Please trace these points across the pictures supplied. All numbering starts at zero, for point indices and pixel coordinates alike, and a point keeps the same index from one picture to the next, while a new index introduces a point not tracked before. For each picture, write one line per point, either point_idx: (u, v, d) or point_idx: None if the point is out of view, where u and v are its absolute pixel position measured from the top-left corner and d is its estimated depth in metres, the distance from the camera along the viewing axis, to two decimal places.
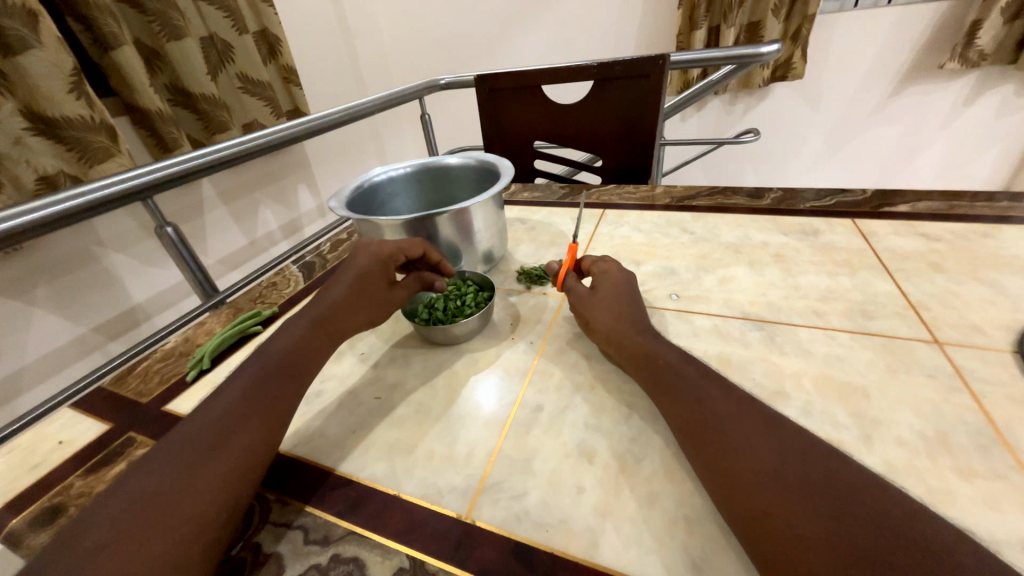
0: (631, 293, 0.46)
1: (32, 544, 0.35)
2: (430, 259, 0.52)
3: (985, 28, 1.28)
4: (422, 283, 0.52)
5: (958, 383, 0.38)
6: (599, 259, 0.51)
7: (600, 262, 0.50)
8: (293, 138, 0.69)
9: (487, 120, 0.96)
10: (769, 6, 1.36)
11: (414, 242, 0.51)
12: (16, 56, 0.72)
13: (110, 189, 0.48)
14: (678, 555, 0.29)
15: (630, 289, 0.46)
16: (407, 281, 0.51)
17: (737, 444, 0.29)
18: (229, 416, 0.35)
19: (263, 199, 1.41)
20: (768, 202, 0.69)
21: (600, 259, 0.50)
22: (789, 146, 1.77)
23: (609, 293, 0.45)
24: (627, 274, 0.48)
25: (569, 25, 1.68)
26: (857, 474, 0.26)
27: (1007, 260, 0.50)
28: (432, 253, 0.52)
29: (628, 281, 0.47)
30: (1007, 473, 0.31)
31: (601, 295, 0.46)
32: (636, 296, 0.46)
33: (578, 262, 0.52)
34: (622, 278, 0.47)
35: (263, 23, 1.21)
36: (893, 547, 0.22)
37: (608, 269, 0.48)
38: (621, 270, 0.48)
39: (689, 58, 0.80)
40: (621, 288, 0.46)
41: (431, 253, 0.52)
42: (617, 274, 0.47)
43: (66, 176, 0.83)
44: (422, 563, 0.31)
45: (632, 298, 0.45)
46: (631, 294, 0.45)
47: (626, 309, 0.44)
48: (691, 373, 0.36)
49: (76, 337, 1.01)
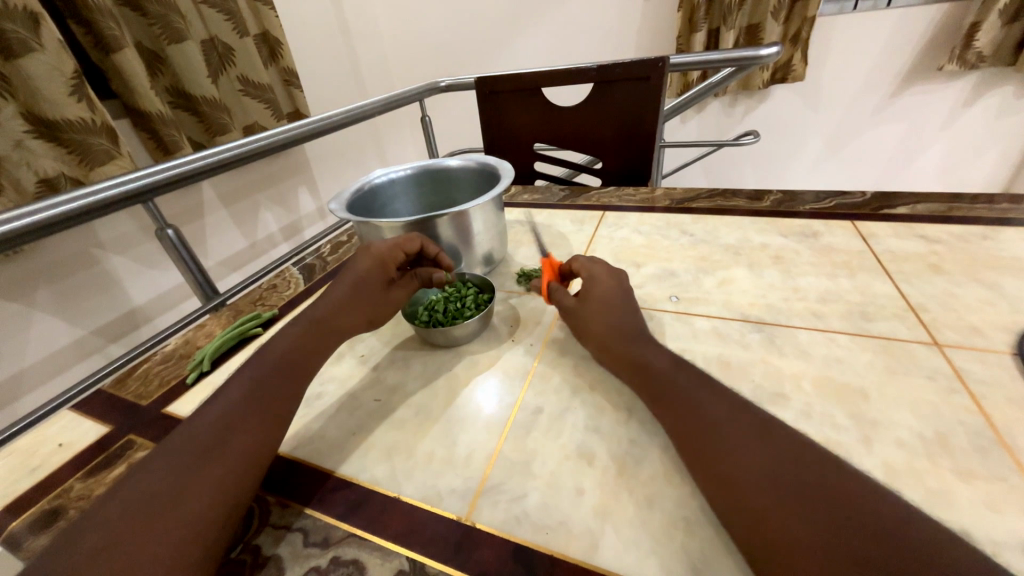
0: (623, 300, 0.45)
1: (32, 546, 0.35)
2: (428, 253, 0.52)
3: (983, 30, 1.28)
4: (422, 279, 0.51)
5: (958, 384, 0.38)
6: (592, 262, 0.48)
7: (592, 266, 0.48)
8: (293, 140, 0.69)
9: (487, 122, 0.97)
10: (768, 8, 1.37)
11: (410, 237, 0.50)
12: (17, 59, 0.72)
13: (112, 192, 0.48)
14: (677, 557, 0.29)
15: (621, 295, 0.45)
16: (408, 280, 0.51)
17: (733, 447, 0.30)
18: (228, 417, 0.35)
19: (263, 201, 1.42)
20: (767, 204, 0.70)
21: (593, 263, 0.48)
22: (788, 148, 1.77)
23: (597, 302, 0.44)
24: (620, 278, 0.47)
25: (569, 27, 1.69)
26: (853, 477, 0.26)
27: (1006, 261, 0.50)
28: (429, 246, 0.52)
29: (621, 286, 0.46)
30: (1007, 475, 0.31)
31: (588, 304, 0.45)
32: (628, 302, 0.45)
33: (569, 265, 0.51)
34: (614, 285, 0.45)
35: (263, 26, 1.21)
36: (887, 550, 0.22)
37: (597, 276, 0.46)
38: (610, 271, 0.47)
39: (689, 60, 0.80)
40: (610, 294, 0.45)
41: (428, 246, 0.52)
42: (608, 280, 0.46)
43: (67, 179, 0.83)
44: (422, 565, 0.31)
45: (623, 304, 0.44)
46: (621, 300, 0.44)
47: (616, 317, 0.43)
48: (687, 376, 0.36)
49: (76, 339, 1.01)
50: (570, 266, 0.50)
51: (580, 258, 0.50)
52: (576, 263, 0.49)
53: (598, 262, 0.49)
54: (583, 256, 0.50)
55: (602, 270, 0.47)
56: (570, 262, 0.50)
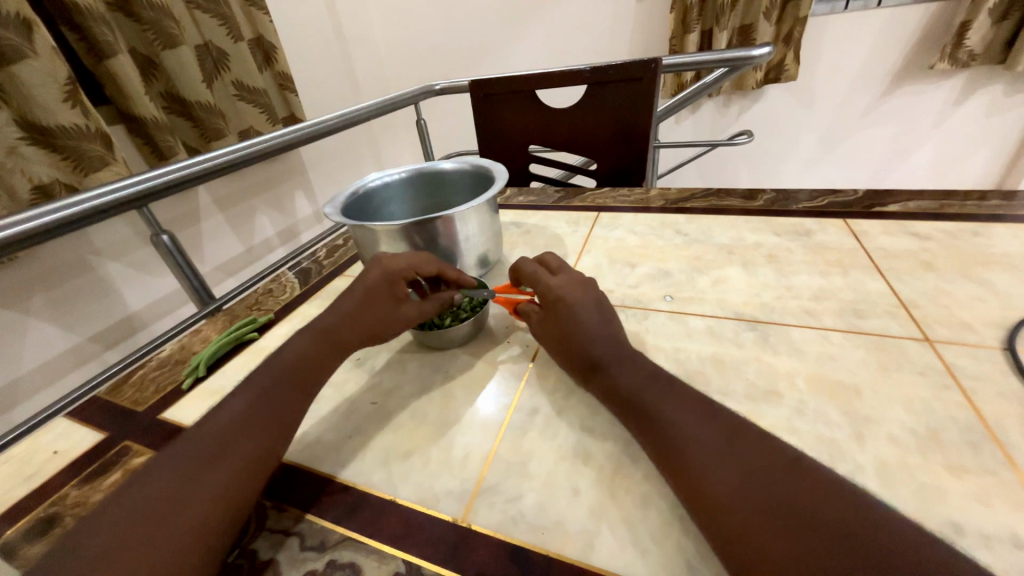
0: (584, 317, 0.43)
1: (28, 554, 0.35)
2: (446, 276, 0.51)
3: (973, 29, 1.29)
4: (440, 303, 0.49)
5: (949, 380, 0.38)
6: (536, 268, 0.48)
7: (539, 275, 0.47)
8: (289, 145, 0.69)
9: (482, 124, 0.97)
10: (760, 9, 1.38)
11: (428, 260, 0.49)
12: (12, 66, 0.72)
13: (107, 198, 0.48)
14: (672, 556, 0.29)
15: (579, 313, 0.43)
16: (425, 303, 0.48)
17: (711, 453, 0.30)
18: (223, 426, 0.35)
19: (260, 206, 1.42)
20: (762, 203, 0.70)
21: (538, 271, 0.48)
22: (782, 148, 1.78)
23: (556, 326, 0.44)
24: (580, 294, 0.45)
25: (565, 30, 1.70)
26: (829, 479, 0.27)
27: (996, 258, 0.51)
28: (448, 271, 0.51)
29: (580, 302, 0.44)
30: (998, 470, 0.31)
31: (550, 326, 0.44)
32: (595, 317, 0.43)
33: (516, 272, 0.51)
34: (570, 304, 0.44)
35: (258, 30, 1.22)
36: (858, 554, 0.23)
37: (543, 290, 0.45)
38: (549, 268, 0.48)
39: (683, 62, 0.80)
40: (572, 311, 0.43)
41: (445, 271, 0.51)
42: (557, 301, 0.44)
43: (61, 185, 0.83)
44: (417, 567, 0.31)
45: (585, 322, 0.42)
46: (588, 315, 0.43)
47: (577, 338, 0.42)
48: (667, 384, 0.37)
49: (72, 346, 1.01)
50: (517, 273, 0.51)
51: (522, 263, 0.50)
52: (522, 272, 0.49)
53: (544, 267, 0.48)
54: (524, 260, 0.50)
55: (554, 279, 0.46)
56: (515, 270, 0.51)
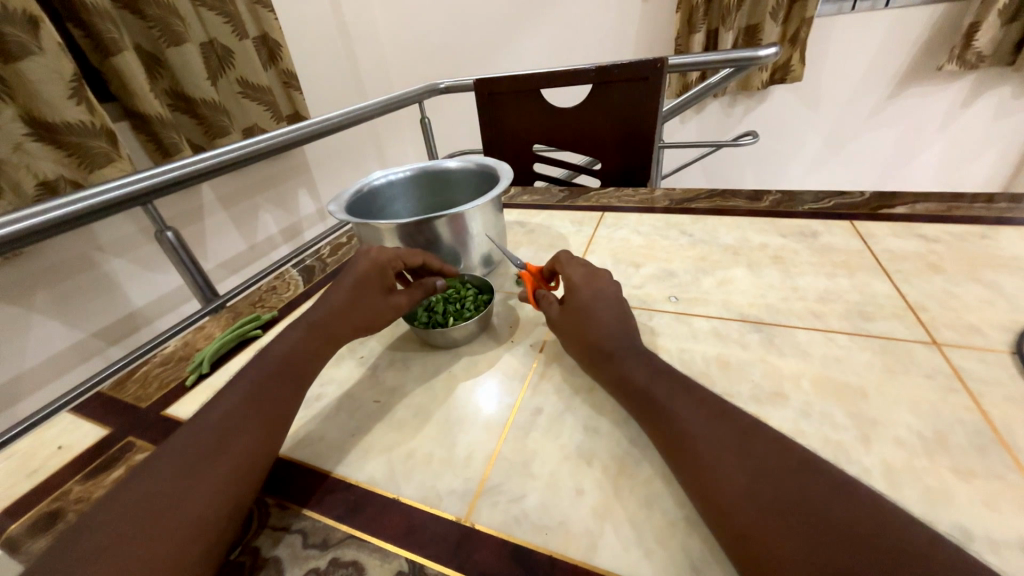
0: (596, 313, 0.43)
1: (31, 549, 0.35)
2: (430, 266, 0.52)
3: (982, 30, 1.28)
4: (427, 291, 0.50)
5: (956, 383, 0.38)
6: (574, 260, 0.49)
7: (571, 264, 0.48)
8: (294, 143, 0.69)
9: (486, 123, 0.97)
10: (767, 9, 1.37)
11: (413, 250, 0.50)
12: (16, 62, 0.72)
13: (112, 194, 0.48)
14: (677, 557, 0.29)
15: (595, 308, 0.43)
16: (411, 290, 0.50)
17: (718, 452, 0.30)
18: (226, 419, 0.35)
19: (263, 203, 1.42)
20: (767, 204, 0.70)
21: (574, 261, 0.49)
22: (787, 149, 1.78)
23: (569, 318, 0.44)
24: (595, 289, 0.45)
25: (570, 29, 1.70)
26: (835, 480, 0.27)
27: (1004, 260, 0.51)
28: (432, 261, 0.52)
29: (599, 295, 0.44)
30: (1006, 473, 0.31)
31: (565, 317, 0.44)
32: (608, 313, 0.43)
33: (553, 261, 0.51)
34: (585, 298, 0.44)
35: (263, 28, 1.22)
36: (865, 555, 0.22)
37: (573, 280, 0.46)
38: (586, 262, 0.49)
39: (689, 62, 0.80)
40: (582, 307, 0.43)
41: (430, 261, 0.52)
42: (580, 291, 0.44)
43: (66, 182, 0.83)
44: (421, 567, 0.31)
45: (596, 317, 0.42)
46: (599, 310, 0.43)
47: (587, 333, 0.42)
48: (675, 381, 0.36)
49: (76, 342, 1.01)
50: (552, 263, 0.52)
51: (562, 254, 0.51)
52: (559, 261, 0.50)
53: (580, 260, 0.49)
54: (563, 253, 0.51)
55: (583, 271, 0.47)
56: (552, 260, 0.51)
